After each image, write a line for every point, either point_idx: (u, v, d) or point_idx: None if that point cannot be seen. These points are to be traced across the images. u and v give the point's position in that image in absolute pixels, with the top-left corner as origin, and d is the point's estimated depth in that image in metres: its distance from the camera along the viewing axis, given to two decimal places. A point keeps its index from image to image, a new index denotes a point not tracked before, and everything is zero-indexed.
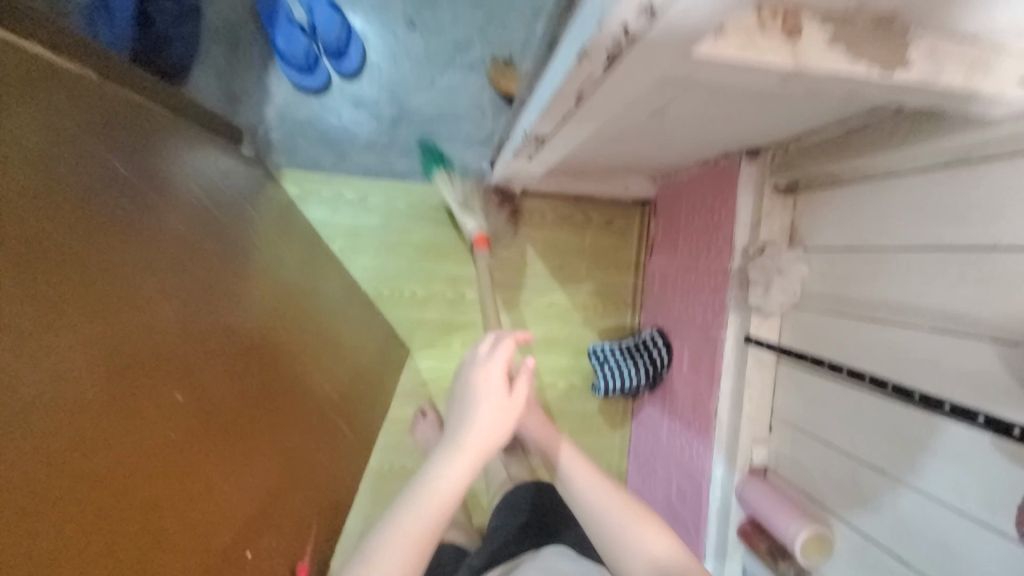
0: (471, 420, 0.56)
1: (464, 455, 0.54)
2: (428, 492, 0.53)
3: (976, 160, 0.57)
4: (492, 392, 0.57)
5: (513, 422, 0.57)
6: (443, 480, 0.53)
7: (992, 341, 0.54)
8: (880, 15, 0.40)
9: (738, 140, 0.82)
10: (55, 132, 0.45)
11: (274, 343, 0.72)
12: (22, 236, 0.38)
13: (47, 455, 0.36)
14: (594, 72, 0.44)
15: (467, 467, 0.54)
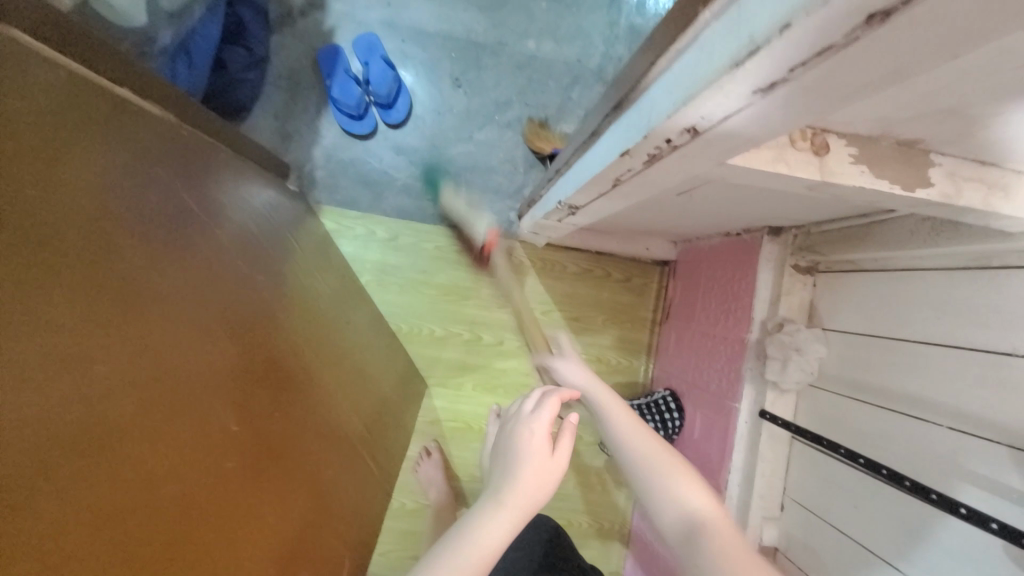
0: (516, 474, 0.60)
1: (507, 511, 0.58)
2: (468, 543, 0.55)
3: (995, 267, 0.59)
4: (538, 450, 0.62)
5: (554, 481, 0.61)
6: (487, 531, 0.56)
7: (1009, 448, 0.55)
8: (903, 141, 0.44)
9: (762, 219, 0.85)
10: (152, 178, 0.50)
11: (313, 378, 0.75)
12: (129, 273, 0.43)
13: (128, 475, 0.40)
14: (633, 166, 0.48)
15: (509, 523, 0.57)
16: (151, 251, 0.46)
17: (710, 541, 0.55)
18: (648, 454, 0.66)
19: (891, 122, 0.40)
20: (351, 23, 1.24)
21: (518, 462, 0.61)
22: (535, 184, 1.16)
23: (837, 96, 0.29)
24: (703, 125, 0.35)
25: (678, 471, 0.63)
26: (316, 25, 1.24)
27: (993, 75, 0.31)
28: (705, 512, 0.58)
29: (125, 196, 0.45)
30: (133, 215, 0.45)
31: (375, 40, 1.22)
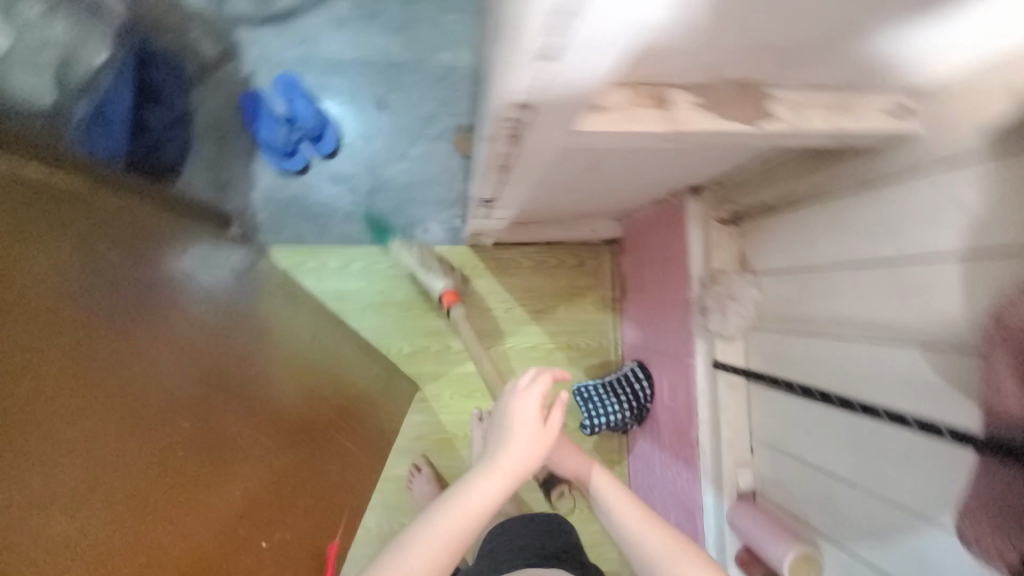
0: (509, 441, 0.61)
1: (498, 474, 0.60)
2: (461, 502, 0.57)
3: (875, 181, 0.62)
4: (528, 422, 0.62)
5: (544, 451, 0.62)
6: (479, 490, 0.58)
7: (919, 346, 0.57)
8: (740, 82, 0.47)
9: (677, 181, 0.89)
10: (70, 224, 0.49)
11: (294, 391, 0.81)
12: (43, 315, 0.43)
13: (87, 492, 0.44)
14: (504, 148, 0.51)
15: (500, 486, 0.59)
16: (77, 294, 0.47)
17: None
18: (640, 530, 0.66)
19: (715, 66, 0.44)
20: (268, 67, 1.27)
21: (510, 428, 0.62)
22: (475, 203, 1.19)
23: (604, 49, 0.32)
24: (520, 98, 0.38)
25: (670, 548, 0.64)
26: (233, 75, 1.26)
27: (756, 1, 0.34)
28: None
29: (34, 240, 0.44)
30: (51, 263, 0.45)
31: (294, 78, 1.25)
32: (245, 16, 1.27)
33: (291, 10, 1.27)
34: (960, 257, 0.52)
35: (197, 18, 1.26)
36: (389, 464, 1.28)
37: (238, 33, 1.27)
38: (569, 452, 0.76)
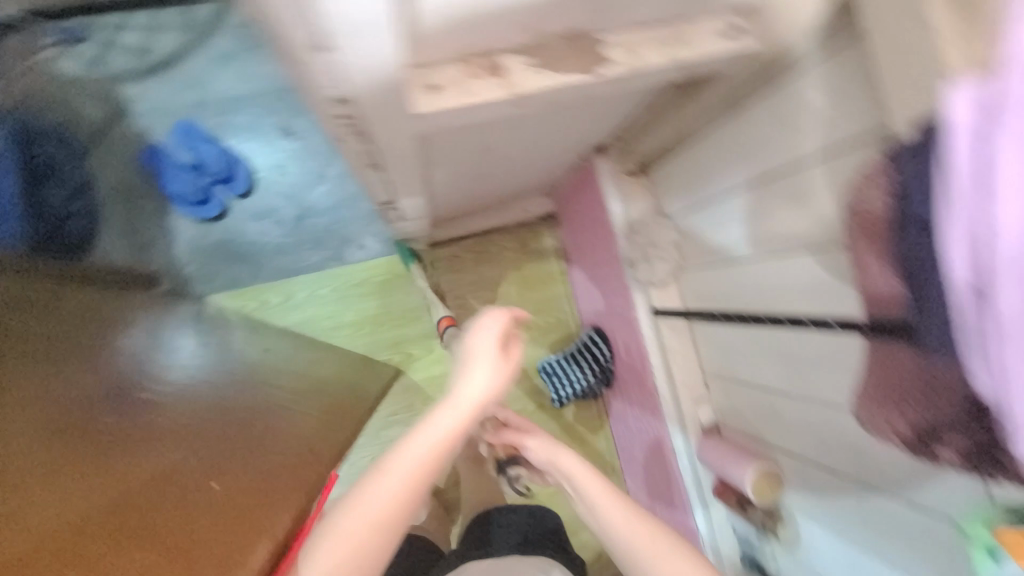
0: (464, 376, 0.58)
1: (459, 409, 0.57)
2: (422, 436, 0.55)
3: (743, 101, 0.63)
4: (484, 353, 0.59)
5: (505, 382, 0.59)
6: (427, 439, 0.55)
7: (810, 252, 0.59)
8: (565, 35, 0.47)
9: (578, 144, 0.90)
10: None
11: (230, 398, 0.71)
12: None
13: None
14: (360, 147, 0.51)
15: (461, 419, 0.56)
16: None
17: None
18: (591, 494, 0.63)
19: (532, 24, 0.44)
20: (162, 118, 1.23)
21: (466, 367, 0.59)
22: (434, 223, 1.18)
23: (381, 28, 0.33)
24: (336, 91, 0.39)
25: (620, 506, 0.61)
26: (127, 134, 1.22)
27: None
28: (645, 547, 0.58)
29: None
30: None
31: (192, 124, 1.22)
32: (124, 71, 1.22)
33: (169, 54, 1.23)
34: (819, 158, 0.54)
35: (76, 84, 1.21)
36: None
37: (122, 90, 1.22)
38: (545, 444, 0.71)
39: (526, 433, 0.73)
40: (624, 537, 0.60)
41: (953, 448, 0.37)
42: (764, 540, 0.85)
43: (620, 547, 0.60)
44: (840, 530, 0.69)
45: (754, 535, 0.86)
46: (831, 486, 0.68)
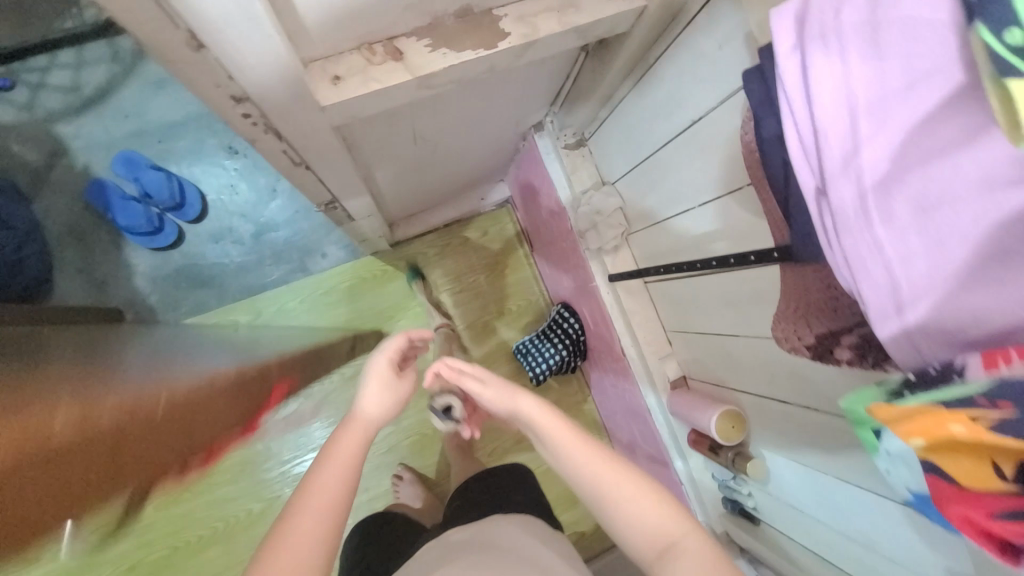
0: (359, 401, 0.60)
1: (351, 428, 0.57)
2: (321, 461, 0.53)
3: (653, 60, 0.66)
4: (381, 373, 0.62)
5: (397, 399, 0.62)
6: (327, 470, 0.52)
7: (730, 195, 0.62)
8: (457, 11, 0.49)
9: (514, 124, 0.92)
10: None
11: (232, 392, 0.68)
12: None
13: None
14: (280, 146, 0.52)
15: (356, 437, 0.56)
16: None
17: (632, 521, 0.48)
18: (556, 439, 0.53)
19: (421, 6, 0.46)
20: (102, 151, 1.22)
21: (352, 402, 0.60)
22: (397, 215, 1.20)
23: (257, 23, 0.34)
24: (234, 90, 0.41)
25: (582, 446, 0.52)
26: (69, 172, 1.21)
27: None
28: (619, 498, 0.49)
29: None
30: None
31: (133, 154, 1.20)
32: (58, 110, 1.21)
33: (102, 88, 1.21)
34: (722, 103, 0.57)
35: (10, 130, 1.20)
36: (371, 485, 1.29)
37: (58, 130, 1.21)
38: (507, 393, 0.58)
39: (482, 382, 0.60)
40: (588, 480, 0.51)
41: (848, 346, 0.40)
42: (740, 481, 0.89)
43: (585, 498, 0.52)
44: (799, 456, 0.72)
45: (730, 478, 0.90)
46: (786, 416, 0.71)
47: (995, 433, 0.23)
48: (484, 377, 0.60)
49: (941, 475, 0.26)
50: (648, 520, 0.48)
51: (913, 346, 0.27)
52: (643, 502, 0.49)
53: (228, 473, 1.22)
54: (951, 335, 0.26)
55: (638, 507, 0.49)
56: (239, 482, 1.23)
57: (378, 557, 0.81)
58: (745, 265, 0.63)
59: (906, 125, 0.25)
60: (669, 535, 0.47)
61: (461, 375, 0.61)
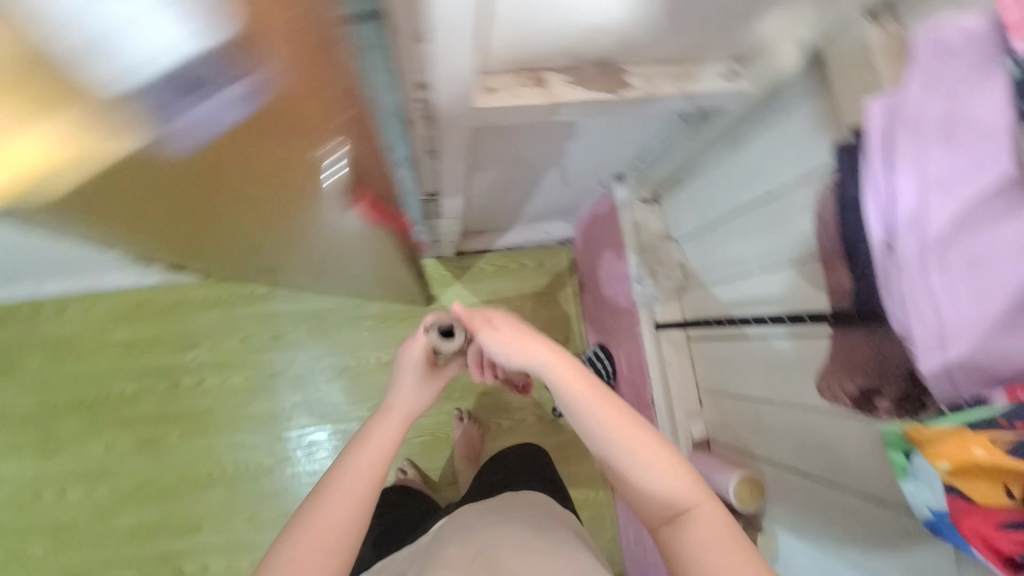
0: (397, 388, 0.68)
1: (389, 417, 0.65)
2: (361, 443, 0.61)
3: (742, 138, 0.75)
4: (416, 363, 0.69)
5: (429, 391, 0.70)
6: (360, 460, 0.59)
7: (792, 265, 0.68)
8: (596, 61, 0.60)
9: (600, 169, 1.02)
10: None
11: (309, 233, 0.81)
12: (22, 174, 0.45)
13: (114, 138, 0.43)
14: (425, 133, 0.63)
15: (394, 426, 0.64)
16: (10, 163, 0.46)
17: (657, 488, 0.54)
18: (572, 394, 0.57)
19: (573, 49, 0.57)
20: None
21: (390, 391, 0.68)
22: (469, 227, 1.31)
23: (463, 32, 0.45)
24: (420, 79, 0.52)
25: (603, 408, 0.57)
26: None
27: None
28: (640, 462, 0.54)
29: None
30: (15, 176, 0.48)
31: None
32: None
33: None
34: (803, 181, 0.64)
35: None
36: None
37: None
38: (523, 337, 0.60)
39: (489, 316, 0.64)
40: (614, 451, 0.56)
41: (889, 397, 0.46)
42: None
43: (605, 451, 0.57)
44: (812, 536, 0.73)
45: None
46: (806, 492, 0.72)
47: (1010, 456, 0.33)
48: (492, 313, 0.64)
49: (962, 493, 0.37)
50: (671, 490, 0.53)
51: (949, 377, 0.35)
52: (669, 470, 0.54)
53: (253, 421, 1.29)
54: (987, 370, 0.34)
55: (662, 474, 0.54)
56: (260, 433, 1.29)
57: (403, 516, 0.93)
58: (792, 325, 0.67)
59: (968, 196, 0.32)
60: (690, 503, 0.53)
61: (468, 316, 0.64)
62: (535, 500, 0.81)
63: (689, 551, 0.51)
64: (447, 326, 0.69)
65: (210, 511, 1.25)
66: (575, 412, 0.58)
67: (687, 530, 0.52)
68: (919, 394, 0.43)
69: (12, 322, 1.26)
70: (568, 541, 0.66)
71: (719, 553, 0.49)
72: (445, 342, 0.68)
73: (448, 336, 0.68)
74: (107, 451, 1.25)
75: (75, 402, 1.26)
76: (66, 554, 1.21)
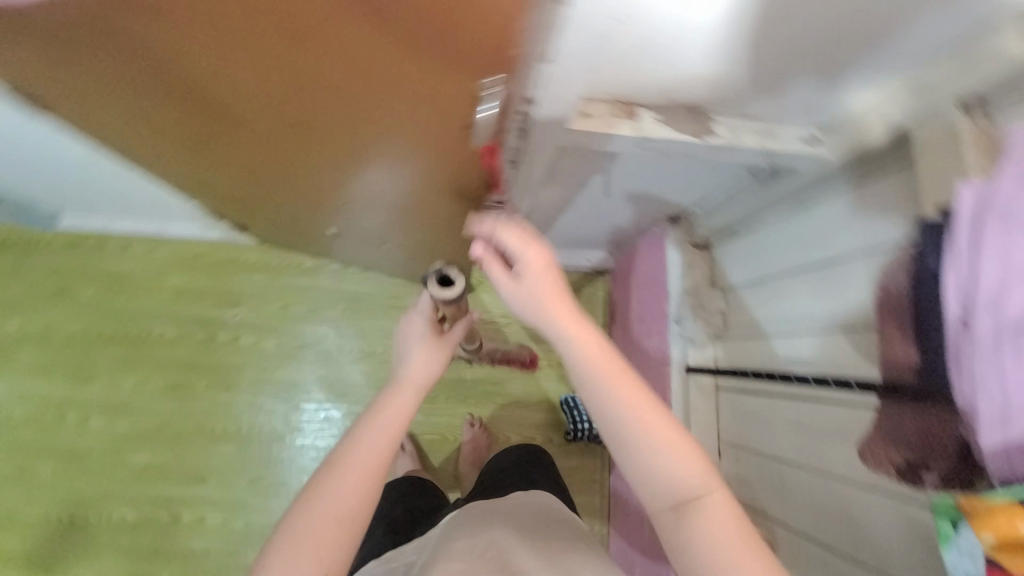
0: (403, 354, 0.69)
1: (401, 388, 0.64)
2: (369, 418, 0.60)
3: (808, 202, 0.77)
4: (422, 331, 0.70)
5: (440, 356, 0.68)
6: (371, 435, 0.59)
7: (842, 331, 0.69)
8: (688, 106, 0.64)
9: (656, 208, 1.05)
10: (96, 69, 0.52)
11: (337, 183, 0.84)
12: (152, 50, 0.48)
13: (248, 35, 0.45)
14: (514, 144, 0.68)
15: (408, 398, 0.63)
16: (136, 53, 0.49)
17: (667, 468, 0.51)
18: (588, 364, 0.54)
19: (669, 90, 0.61)
20: None
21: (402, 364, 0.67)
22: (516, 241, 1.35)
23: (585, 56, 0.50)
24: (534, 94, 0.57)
25: (617, 381, 0.54)
26: None
27: (688, 40, 0.52)
28: (650, 438, 0.52)
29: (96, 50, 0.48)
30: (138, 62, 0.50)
31: None
32: None
33: None
34: (865, 252, 0.65)
35: None
36: None
37: None
38: (546, 278, 0.58)
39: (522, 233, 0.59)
40: (611, 421, 0.53)
41: (936, 472, 0.49)
42: None
43: (600, 418, 0.54)
44: None
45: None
46: (820, 562, 0.72)
47: None
48: (523, 229, 0.60)
49: (994, 562, 0.39)
50: (679, 477, 0.51)
51: (1007, 457, 0.38)
52: (677, 454, 0.51)
53: (276, 387, 1.33)
54: None
55: (670, 458, 0.51)
56: (280, 399, 1.33)
57: (412, 511, 0.97)
58: (836, 391, 0.68)
59: None
60: (698, 492, 0.51)
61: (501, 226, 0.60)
62: (519, 500, 0.85)
63: (686, 539, 0.50)
64: (445, 276, 0.74)
65: (219, 465, 1.28)
66: (579, 374, 0.55)
67: (699, 519, 0.50)
68: (968, 473, 0.46)
69: (76, 249, 1.33)
70: (573, 543, 0.73)
71: (721, 542, 0.48)
72: (448, 289, 0.72)
73: (448, 284, 0.73)
74: (135, 389, 1.30)
75: (115, 335, 1.32)
76: (75, 479, 1.25)
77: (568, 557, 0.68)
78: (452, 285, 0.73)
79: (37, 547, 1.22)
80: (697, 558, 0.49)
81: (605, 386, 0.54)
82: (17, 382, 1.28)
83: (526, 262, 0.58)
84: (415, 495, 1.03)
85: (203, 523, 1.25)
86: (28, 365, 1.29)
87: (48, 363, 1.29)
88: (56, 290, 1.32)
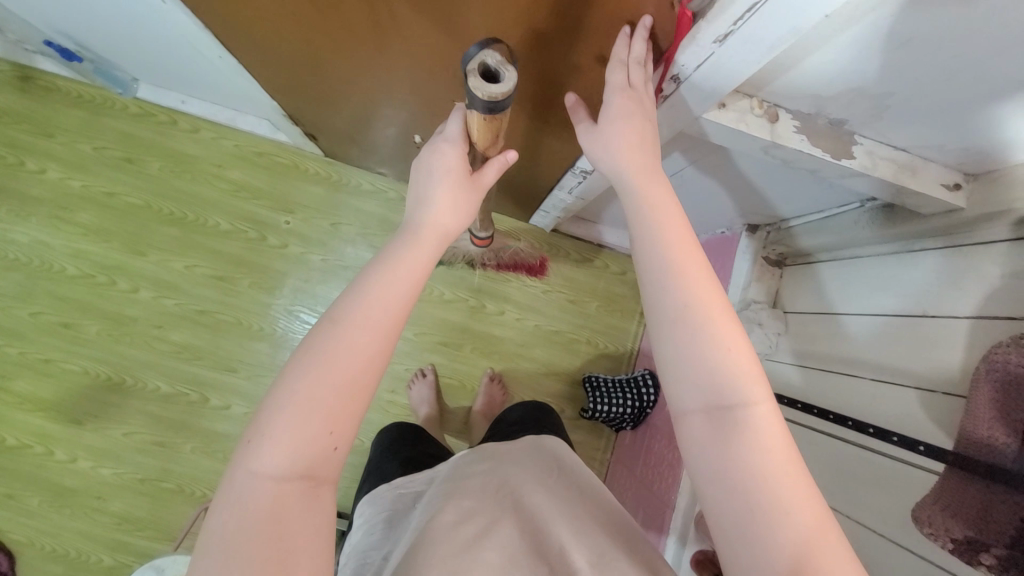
0: (425, 196, 0.57)
1: (422, 240, 0.54)
2: (385, 269, 0.51)
3: (916, 250, 0.72)
4: (452, 171, 0.58)
5: (472, 205, 0.59)
6: (384, 290, 0.49)
7: (915, 389, 0.67)
8: (833, 119, 0.60)
9: (739, 213, 1.01)
10: None
11: (404, 68, 0.71)
12: None
13: None
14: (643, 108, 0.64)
15: (429, 249, 0.54)
16: None
17: (722, 367, 0.47)
18: (661, 228, 0.52)
19: (821, 99, 0.56)
20: None
21: (420, 208, 0.57)
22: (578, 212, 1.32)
23: (760, 54, 0.48)
24: (681, 73, 0.55)
25: (689, 257, 0.50)
26: None
27: (860, 45, 0.47)
28: (711, 330, 0.48)
29: None
30: None
31: None
32: None
33: None
34: (970, 316, 0.62)
35: None
36: (399, 391, 1.41)
37: None
38: (632, 132, 0.55)
39: (628, 77, 0.54)
40: (667, 292, 0.49)
41: (994, 555, 0.50)
42: None
43: (658, 292, 0.50)
44: None
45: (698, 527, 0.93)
46: None
47: None
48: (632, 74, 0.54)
49: None
50: (725, 379, 0.46)
51: None
52: (730, 350, 0.47)
53: (315, 300, 1.36)
54: None
55: (721, 352, 0.47)
56: (316, 313, 1.36)
57: (432, 452, 1.02)
58: (897, 450, 0.68)
59: None
60: (742, 400, 0.46)
61: (611, 67, 0.55)
62: (530, 444, 0.83)
63: (719, 443, 0.45)
64: (487, 66, 0.48)
65: (252, 360, 1.34)
66: (647, 237, 0.52)
67: (748, 432, 0.45)
68: (1023, 560, 0.47)
69: (148, 120, 1.34)
70: (583, 483, 0.75)
71: (761, 457, 0.44)
72: (495, 88, 0.48)
73: (496, 82, 0.49)
74: (183, 270, 1.34)
75: (172, 214, 1.34)
76: (117, 342, 1.31)
77: (582, 509, 0.67)
78: (501, 83, 0.48)
79: (76, 396, 1.30)
80: (729, 470, 0.45)
81: (676, 260, 0.50)
82: (75, 237, 1.32)
83: (615, 106, 0.55)
84: (430, 441, 1.07)
85: (228, 410, 1.33)
86: (86, 223, 1.32)
87: (106, 227, 1.32)
88: (123, 157, 1.33)
